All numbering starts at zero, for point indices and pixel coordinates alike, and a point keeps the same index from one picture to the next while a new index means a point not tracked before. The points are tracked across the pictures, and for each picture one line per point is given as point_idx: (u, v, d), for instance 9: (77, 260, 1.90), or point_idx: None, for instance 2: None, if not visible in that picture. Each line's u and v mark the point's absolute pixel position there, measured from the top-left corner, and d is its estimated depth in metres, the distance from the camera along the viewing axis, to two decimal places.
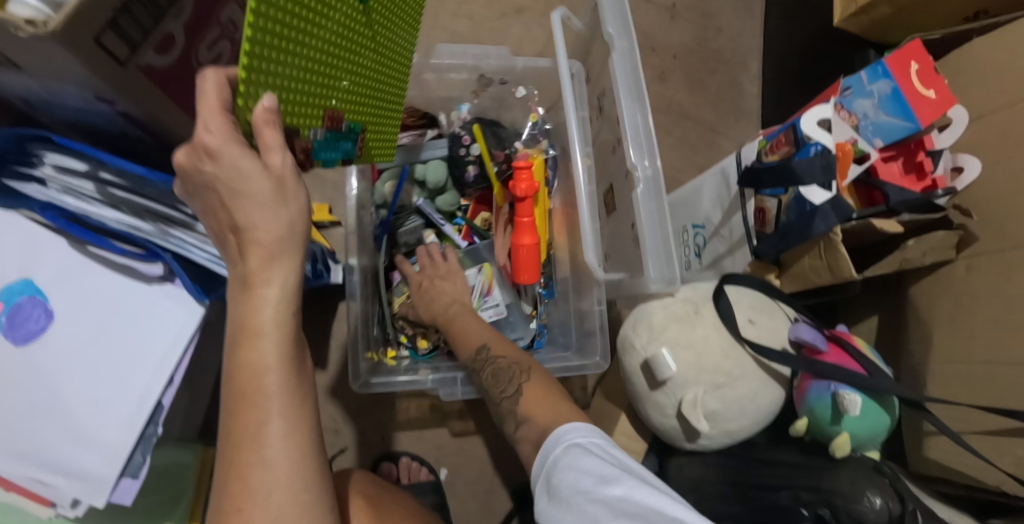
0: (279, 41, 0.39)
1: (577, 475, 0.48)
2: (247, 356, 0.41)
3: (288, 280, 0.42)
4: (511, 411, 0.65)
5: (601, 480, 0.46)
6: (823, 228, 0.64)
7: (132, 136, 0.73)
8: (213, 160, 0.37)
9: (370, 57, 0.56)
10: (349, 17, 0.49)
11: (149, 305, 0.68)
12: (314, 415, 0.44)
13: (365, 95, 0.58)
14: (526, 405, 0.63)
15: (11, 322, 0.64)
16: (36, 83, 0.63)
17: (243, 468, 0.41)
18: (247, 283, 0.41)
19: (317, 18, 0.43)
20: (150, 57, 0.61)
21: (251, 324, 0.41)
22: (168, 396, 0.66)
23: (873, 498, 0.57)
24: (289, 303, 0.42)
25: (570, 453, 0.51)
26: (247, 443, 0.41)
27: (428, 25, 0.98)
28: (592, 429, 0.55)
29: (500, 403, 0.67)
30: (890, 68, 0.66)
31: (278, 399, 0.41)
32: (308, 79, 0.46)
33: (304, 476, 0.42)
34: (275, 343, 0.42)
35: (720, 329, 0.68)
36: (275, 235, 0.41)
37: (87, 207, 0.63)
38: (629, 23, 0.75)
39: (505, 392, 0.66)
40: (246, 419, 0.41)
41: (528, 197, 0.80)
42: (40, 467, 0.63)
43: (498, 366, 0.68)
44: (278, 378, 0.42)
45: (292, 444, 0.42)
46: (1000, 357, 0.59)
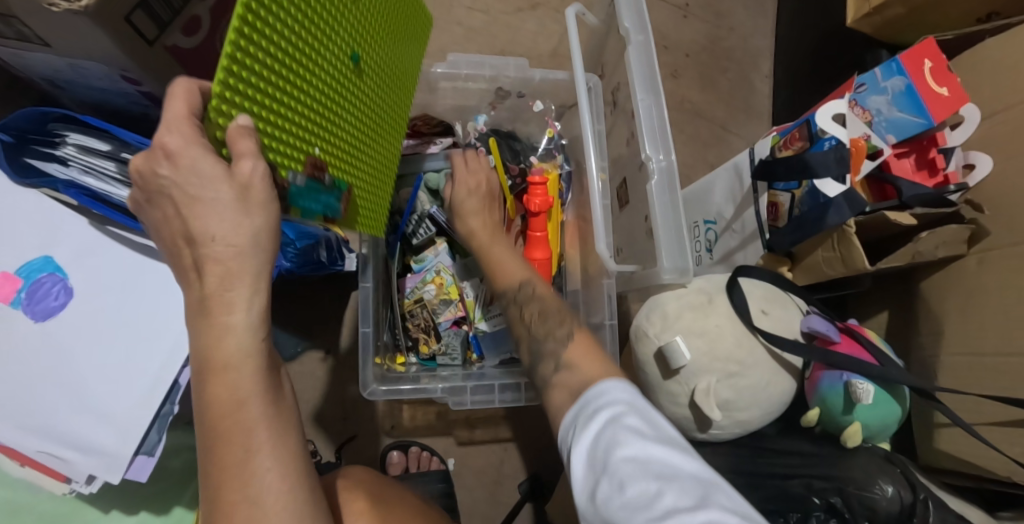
0: (262, 69, 0.40)
1: (615, 429, 0.45)
2: (220, 389, 0.43)
3: (253, 309, 0.44)
4: (556, 353, 0.59)
5: (638, 440, 0.44)
6: (836, 220, 0.65)
7: (154, 118, 0.74)
8: (170, 162, 0.39)
9: (355, 107, 0.57)
10: (331, 67, 0.50)
11: (168, 283, 0.68)
12: (295, 439, 0.46)
13: (350, 147, 0.58)
14: (572, 354, 0.58)
15: (30, 297, 0.65)
16: (61, 61, 0.64)
17: (229, 507, 0.42)
18: (209, 313, 0.43)
19: (302, 64, 0.45)
20: (177, 38, 0.63)
21: (218, 358, 0.43)
22: (185, 374, 0.65)
23: (885, 487, 0.59)
24: (255, 332, 0.44)
25: (609, 405, 0.48)
26: (233, 480, 0.43)
27: (444, 18, 0.99)
28: (632, 390, 0.50)
29: (543, 343, 0.61)
30: (904, 66, 0.66)
31: (261, 430, 0.44)
32: (290, 119, 0.45)
33: (294, 502, 0.44)
34: (247, 376, 0.44)
35: (733, 318, 0.68)
36: (238, 264, 0.42)
37: (108, 188, 0.65)
38: (645, 18, 0.75)
39: (554, 332, 0.61)
40: (227, 457, 0.43)
41: (542, 212, 0.81)
42: (54, 441, 0.62)
43: (544, 305, 0.65)
44: (257, 408, 0.44)
45: (277, 471, 0.44)
46: (1011, 349, 0.60)
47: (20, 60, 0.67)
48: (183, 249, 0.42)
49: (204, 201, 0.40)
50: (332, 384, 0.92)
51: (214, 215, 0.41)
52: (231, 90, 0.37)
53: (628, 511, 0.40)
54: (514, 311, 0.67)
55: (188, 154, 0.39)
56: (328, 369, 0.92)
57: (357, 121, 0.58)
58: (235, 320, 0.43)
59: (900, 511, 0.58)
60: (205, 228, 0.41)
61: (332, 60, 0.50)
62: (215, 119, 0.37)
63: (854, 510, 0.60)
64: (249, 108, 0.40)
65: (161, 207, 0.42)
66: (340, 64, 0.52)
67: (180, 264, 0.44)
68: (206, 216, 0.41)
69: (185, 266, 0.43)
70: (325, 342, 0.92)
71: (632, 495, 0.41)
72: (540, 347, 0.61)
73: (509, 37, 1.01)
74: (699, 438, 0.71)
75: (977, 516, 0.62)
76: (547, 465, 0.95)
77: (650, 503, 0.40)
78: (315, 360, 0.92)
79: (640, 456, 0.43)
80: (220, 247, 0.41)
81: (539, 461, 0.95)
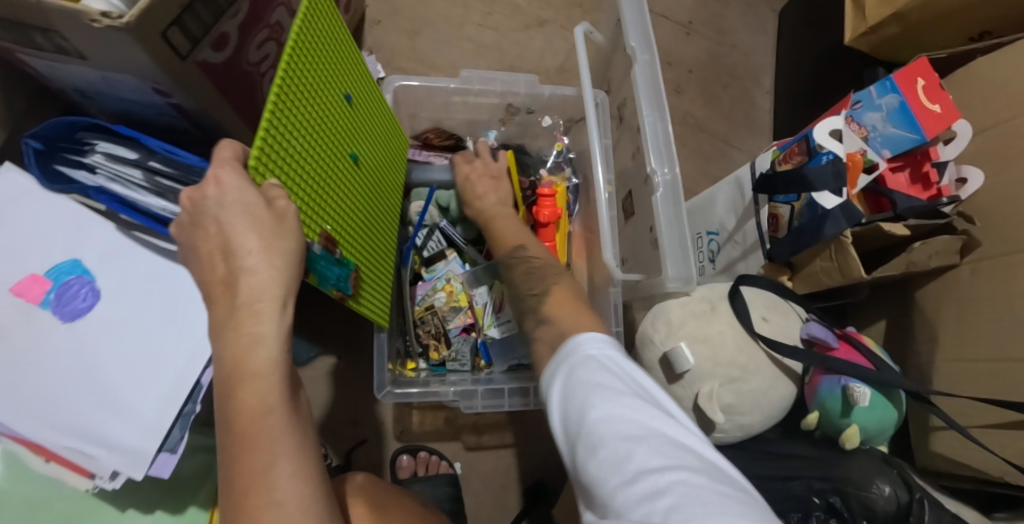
0: (281, 151, 0.54)
1: (592, 394, 0.48)
2: (249, 394, 0.43)
3: (283, 318, 0.46)
4: (534, 308, 0.68)
5: (609, 403, 0.47)
6: (834, 231, 0.67)
7: (180, 129, 0.77)
8: (218, 187, 0.48)
9: (357, 189, 0.71)
10: (335, 160, 0.65)
11: (192, 287, 0.71)
12: (315, 450, 0.46)
13: (354, 225, 0.70)
14: (549, 305, 0.66)
15: (59, 299, 0.67)
16: (96, 74, 0.67)
17: (253, 513, 0.40)
18: (240, 318, 0.45)
19: (311, 158, 0.60)
20: (207, 53, 0.66)
21: (249, 364, 0.44)
22: (208, 374, 0.68)
23: (882, 486, 0.61)
24: (283, 342, 0.46)
25: (588, 372, 0.51)
26: (255, 487, 0.41)
27: (457, 34, 1.04)
28: (614, 353, 0.54)
29: (528, 301, 0.70)
30: (897, 84, 0.70)
31: (286, 437, 0.43)
32: (306, 197, 0.59)
33: (316, 510, 0.42)
34: (274, 384, 0.45)
35: (735, 324, 0.71)
36: (268, 272, 0.46)
37: (132, 194, 0.67)
38: (651, 38, 0.78)
39: (535, 290, 0.70)
40: (252, 463, 0.42)
41: (550, 223, 0.86)
42: (80, 438, 0.64)
43: (532, 266, 0.73)
44: (281, 418, 0.44)
45: (300, 479, 0.42)
46: (1001, 354, 0.63)
47: (53, 72, 0.70)
48: (217, 262, 0.47)
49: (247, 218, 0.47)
50: (342, 388, 0.94)
51: (254, 229, 0.47)
52: (262, 158, 0.51)
53: (604, 471, 0.43)
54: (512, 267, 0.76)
55: (232, 182, 0.48)
56: (339, 373, 0.94)
57: (360, 200, 0.71)
58: (263, 330, 0.45)
59: (897, 510, 0.60)
60: (241, 239, 0.46)
61: (334, 155, 0.65)
62: (252, 177, 0.50)
63: (853, 509, 0.63)
64: (274, 175, 0.53)
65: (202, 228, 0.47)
66: (341, 157, 0.67)
67: (209, 278, 0.47)
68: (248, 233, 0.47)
69: (216, 280, 0.47)
70: (337, 346, 0.95)
71: (605, 456, 0.43)
72: (523, 300, 0.71)
73: (518, 53, 1.05)
74: None
75: (973, 516, 0.65)
76: (553, 470, 0.97)
77: (621, 464, 0.42)
78: (327, 364, 0.94)
79: (613, 420, 0.46)
80: (255, 259, 0.46)
81: (545, 466, 0.97)
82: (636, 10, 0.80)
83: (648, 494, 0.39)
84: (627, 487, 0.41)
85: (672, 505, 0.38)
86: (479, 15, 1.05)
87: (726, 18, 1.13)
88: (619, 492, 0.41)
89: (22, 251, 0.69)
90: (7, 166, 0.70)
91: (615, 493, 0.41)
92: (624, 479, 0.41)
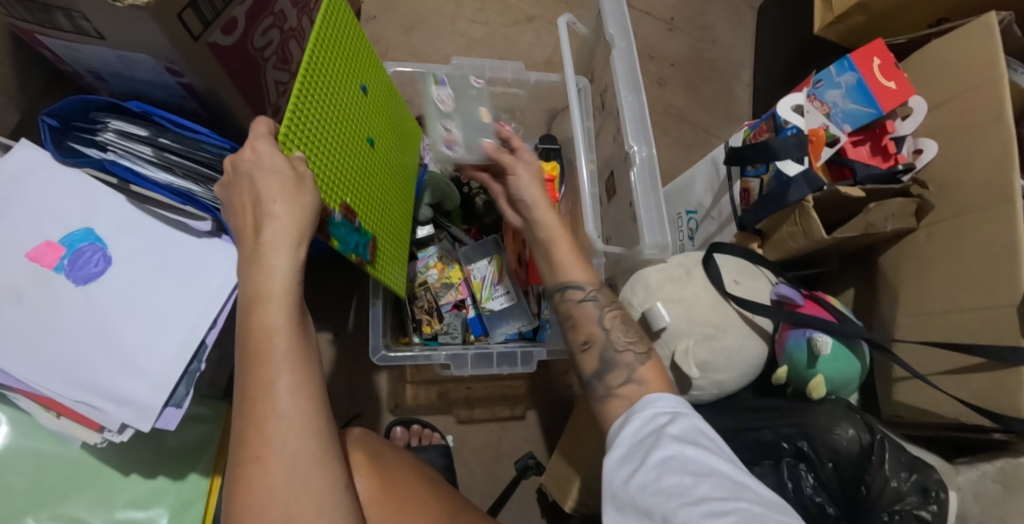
0: (305, 127, 0.61)
1: (661, 434, 0.50)
2: (262, 318, 0.48)
3: (295, 257, 0.52)
4: (630, 365, 0.60)
5: (679, 442, 0.48)
6: (797, 196, 0.73)
7: (188, 109, 0.82)
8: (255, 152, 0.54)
9: (376, 170, 0.76)
10: (353, 142, 0.71)
11: (199, 256, 0.75)
12: (320, 373, 0.50)
13: (375, 203, 0.75)
14: (645, 371, 0.59)
15: (73, 264, 0.71)
16: (113, 54, 0.72)
17: (259, 420, 0.46)
18: (261, 255, 0.50)
19: (331, 137, 0.66)
20: (217, 36, 0.71)
21: (264, 290, 0.49)
22: (212, 336, 0.73)
23: (846, 429, 0.65)
24: (295, 275, 0.51)
25: (657, 417, 0.52)
26: (262, 396, 0.46)
27: (451, 29, 1.10)
28: (681, 403, 0.54)
29: (618, 353, 0.61)
30: (854, 63, 0.76)
31: (292, 357, 0.48)
32: (328, 170, 0.64)
33: (314, 422, 0.48)
34: (284, 309, 0.49)
35: (709, 287, 0.76)
36: (289, 218, 0.52)
37: (141, 169, 0.73)
38: (628, 26, 0.84)
39: (631, 342, 0.62)
40: (261, 376, 0.47)
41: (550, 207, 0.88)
42: (91, 391, 0.67)
43: (625, 314, 0.66)
44: (287, 339, 0.49)
45: (301, 395, 0.47)
46: (952, 305, 0.68)
47: (71, 53, 0.75)
48: (247, 211, 0.53)
49: (276, 175, 0.54)
50: (339, 363, 0.97)
51: (279, 182, 0.53)
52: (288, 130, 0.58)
53: (666, 496, 0.45)
54: (589, 310, 0.65)
55: (267, 148, 0.54)
56: (336, 348, 0.98)
57: (380, 180, 0.77)
58: (280, 264, 0.50)
59: (861, 451, 0.64)
60: (264, 189, 0.52)
61: (351, 137, 0.71)
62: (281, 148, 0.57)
63: (820, 452, 0.66)
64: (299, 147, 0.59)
65: (241, 186, 0.54)
66: (358, 141, 0.72)
67: (241, 224, 0.54)
68: (262, 180, 0.53)
69: (245, 225, 0.53)
70: (333, 323, 0.98)
71: (669, 484, 0.45)
72: (613, 355, 0.62)
73: (509, 47, 1.11)
74: None
75: (936, 461, 0.69)
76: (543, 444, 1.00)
77: (685, 491, 0.45)
78: (324, 339, 0.98)
79: (681, 456, 0.47)
80: (281, 207, 0.52)
81: (535, 439, 1.01)
82: (614, 2, 0.86)
83: (714, 514, 0.42)
84: (691, 509, 0.43)
85: None
86: (471, 12, 1.12)
87: (706, 16, 1.20)
88: (682, 512, 0.43)
89: (37, 220, 0.73)
90: (23, 141, 0.74)
91: (678, 514, 0.43)
92: (687, 503, 0.43)
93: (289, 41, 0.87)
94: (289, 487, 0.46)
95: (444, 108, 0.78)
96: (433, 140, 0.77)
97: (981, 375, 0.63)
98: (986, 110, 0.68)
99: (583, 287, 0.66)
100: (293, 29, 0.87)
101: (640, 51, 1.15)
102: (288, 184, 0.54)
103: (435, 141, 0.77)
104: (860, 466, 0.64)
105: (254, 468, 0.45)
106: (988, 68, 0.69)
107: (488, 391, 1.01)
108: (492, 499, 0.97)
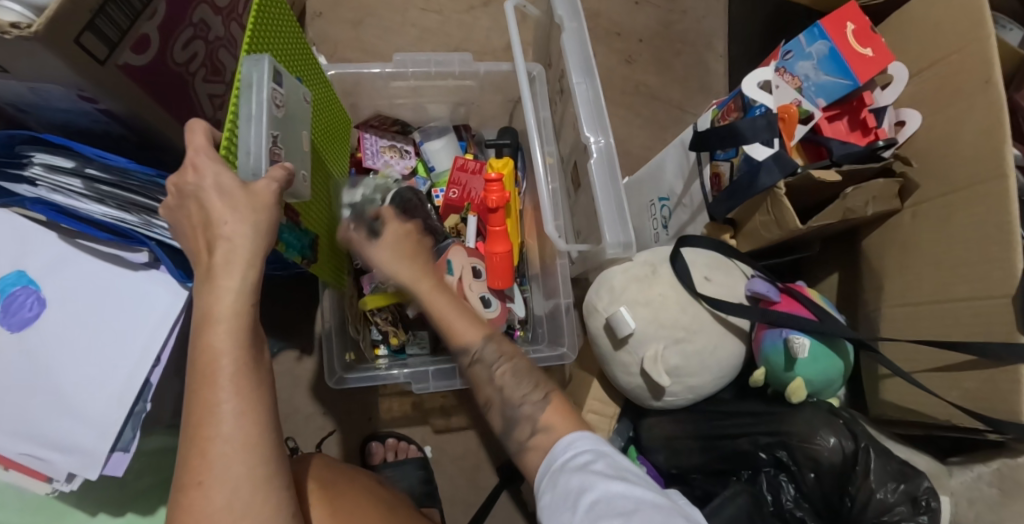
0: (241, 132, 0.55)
1: (582, 475, 0.45)
2: (208, 339, 0.45)
3: (248, 275, 0.47)
4: (532, 418, 0.54)
5: (608, 482, 0.44)
6: (768, 182, 0.65)
7: (116, 134, 0.75)
8: (196, 172, 0.49)
9: (324, 173, 0.76)
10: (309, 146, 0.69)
11: (136, 289, 0.68)
12: (271, 394, 0.47)
13: (319, 199, 0.74)
14: (549, 415, 0.53)
15: (4, 310, 0.65)
16: (22, 85, 0.65)
17: (202, 444, 0.43)
18: (210, 274, 0.47)
19: None
20: (128, 56, 0.64)
21: (213, 310, 0.45)
22: (157, 374, 0.67)
23: (827, 438, 0.61)
24: (249, 295, 0.47)
25: (576, 450, 0.48)
26: (204, 420, 0.43)
27: (401, 20, 1.03)
28: (601, 441, 0.50)
29: (518, 409, 0.55)
30: (826, 30, 0.67)
31: (238, 379, 0.45)
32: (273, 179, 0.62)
33: (258, 448, 0.44)
34: (233, 329, 0.46)
35: (676, 286, 0.70)
36: (243, 240, 0.47)
37: (74, 202, 0.64)
38: (578, 6, 0.79)
39: (529, 395, 0.55)
40: (204, 398, 0.44)
41: (500, 208, 0.79)
42: (38, 444, 0.64)
43: (517, 364, 0.60)
44: (235, 361, 0.45)
45: (248, 419, 0.44)
46: (941, 295, 0.62)
47: None
48: (196, 234, 0.48)
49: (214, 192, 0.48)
50: (311, 382, 0.95)
51: (224, 201, 0.48)
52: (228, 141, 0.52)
53: None
54: (479, 372, 0.60)
55: (211, 167, 0.49)
56: (306, 367, 0.95)
57: (327, 185, 0.77)
58: (230, 284, 0.46)
59: (843, 460, 0.60)
60: (216, 210, 0.47)
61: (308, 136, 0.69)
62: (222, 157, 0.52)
63: (800, 462, 0.63)
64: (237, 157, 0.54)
65: (186, 208, 0.49)
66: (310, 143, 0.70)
67: (194, 248, 0.49)
68: (204, 202, 0.48)
69: (199, 248, 0.48)
70: (300, 340, 0.95)
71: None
72: (513, 411, 0.55)
73: (464, 35, 1.04)
74: (655, 406, 0.74)
75: (927, 465, 0.64)
76: None
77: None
78: (291, 359, 0.94)
79: (608, 497, 0.43)
80: (231, 228, 0.47)
81: None
82: None
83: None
84: None
85: None
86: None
87: None
88: None
89: None
90: None
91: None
92: None
93: (217, 51, 0.82)
94: (230, 513, 0.43)
95: (275, 114, 0.57)
96: (245, 143, 0.53)
97: (972, 375, 0.57)
98: (975, 73, 0.61)
99: (468, 348, 0.61)
100: (220, 38, 0.82)
101: (605, 29, 1.08)
102: (235, 201, 0.48)
103: (249, 148, 0.54)
104: (844, 475, 0.61)
105: (195, 493, 0.43)
106: (977, 26, 0.61)
107: (467, 399, 0.97)
108: (474, 507, 0.94)
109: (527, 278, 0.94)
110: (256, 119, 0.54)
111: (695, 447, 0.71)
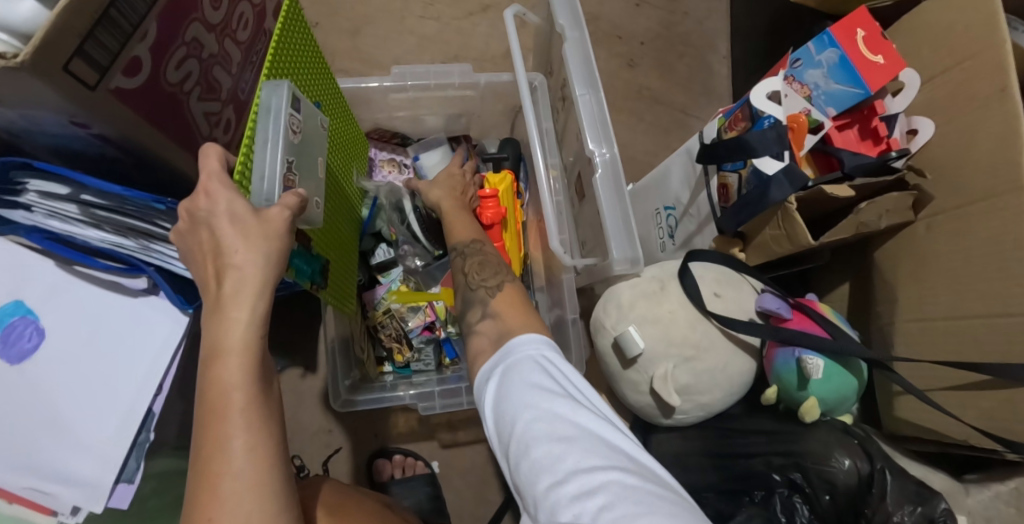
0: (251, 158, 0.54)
1: (523, 392, 0.45)
2: (218, 373, 0.44)
3: (257, 306, 0.46)
4: (483, 301, 0.60)
5: (546, 400, 0.44)
6: (779, 196, 0.64)
7: (110, 156, 0.68)
8: (209, 198, 0.47)
9: (337, 190, 0.75)
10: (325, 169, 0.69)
11: (138, 317, 0.65)
12: (281, 429, 0.46)
13: (331, 220, 0.73)
14: (498, 304, 0.59)
15: (1, 342, 0.61)
16: (11, 111, 0.60)
17: (212, 481, 0.41)
18: (220, 304, 0.45)
19: None
20: (119, 80, 0.57)
21: (222, 343, 0.44)
22: (159, 403, 0.63)
23: (842, 460, 0.61)
24: (258, 327, 0.46)
25: (520, 363, 0.48)
26: (213, 457, 0.42)
27: (398, 29, 1.01)
28: (553, 352, 0.50)
29: (476, 292, 0.62)
30: (835, 38, 0.66)
31: (249, 415, 0.43)
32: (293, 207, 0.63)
33: (269, 487, 0.43)
34: (245, 363, 0.44)
35: (685, 302, 0.69)
36: (254, 270, 0.46)
37: (71, 228, 0.60)
38: (579, 15, 0.77)
39: (485, 282, 0.62)
40: (215, 433, 0.42)
41: (495, 224, 0.80)
42: (41, 476, 0.60)
43: (488, 258, 0.65)
44: (245, 395, 0.44)
45: (257, 455, 0.43)
46: (957, 312, 0.61)
47: None
48: (205, 262, 0.46)
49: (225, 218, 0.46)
50: (315, 399, 0.94)
51: (238, 229, 0.46)
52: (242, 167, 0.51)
53: (534, 470, 0.41)
54: (458, 262, 0.66)
55: (223, 192, 0.47)
56: (311, 385, 0.94)
57: (341, 201, 0.77)
58: (237, 315, 0.45)
59: (859, 482, 0.60)
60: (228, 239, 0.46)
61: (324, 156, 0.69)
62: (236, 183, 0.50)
63: (815, 485, 0.62)
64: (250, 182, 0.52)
65: (198, 235, 0.47)
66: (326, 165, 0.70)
67: (203, 275, 0.47)
68: (216, 231, 0.46)
69: (207, 277, 0.47)
70: (303, 358, 0.95)
71: (537, 457, 0.41)
72: (472, 293, 0.62)
73: (462, 42, 1.02)
74: (665, 424, 0.73)
75: (943, 483, 0.64)
76: None
77: (552, 463, 0.41)
78: (295, 377, 0.94)
79: (548, 417, 0.43)
80: (243, 257, 0.46)
81: None
82: None
83: (580, 495, 0.38)
84: (559, 487, 0.39)
85: (604, 507, 0.36)
86: (419, 7, 1.03)
87: None
88: (551, 494, 0.39)
89: None
90: None
91: (546, 497, 0.39)
92: (556, 480, 0.39)
93: (212, 69, 0.75)
94: None
95: (291, 140, 0.57)
96: (258, 167, 0.52)
97: (990, 394, 0.56)
98: (990, 81, 0.59)
99: (458, 247, 0.68)
100: (215, 55, 0.75)
101: (606, 32, 1.05)
102: (248, 228, 0.47)
103: (264, 172, 0.52)
104: (859, 498, 0.61)
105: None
106: (993, 32, 0.59)
107: (473, 413, 0.96)
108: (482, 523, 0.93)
109: (532, 289, 0.92)
110: (272, 143, 0.54)
111: (707, 465, 0.70)
